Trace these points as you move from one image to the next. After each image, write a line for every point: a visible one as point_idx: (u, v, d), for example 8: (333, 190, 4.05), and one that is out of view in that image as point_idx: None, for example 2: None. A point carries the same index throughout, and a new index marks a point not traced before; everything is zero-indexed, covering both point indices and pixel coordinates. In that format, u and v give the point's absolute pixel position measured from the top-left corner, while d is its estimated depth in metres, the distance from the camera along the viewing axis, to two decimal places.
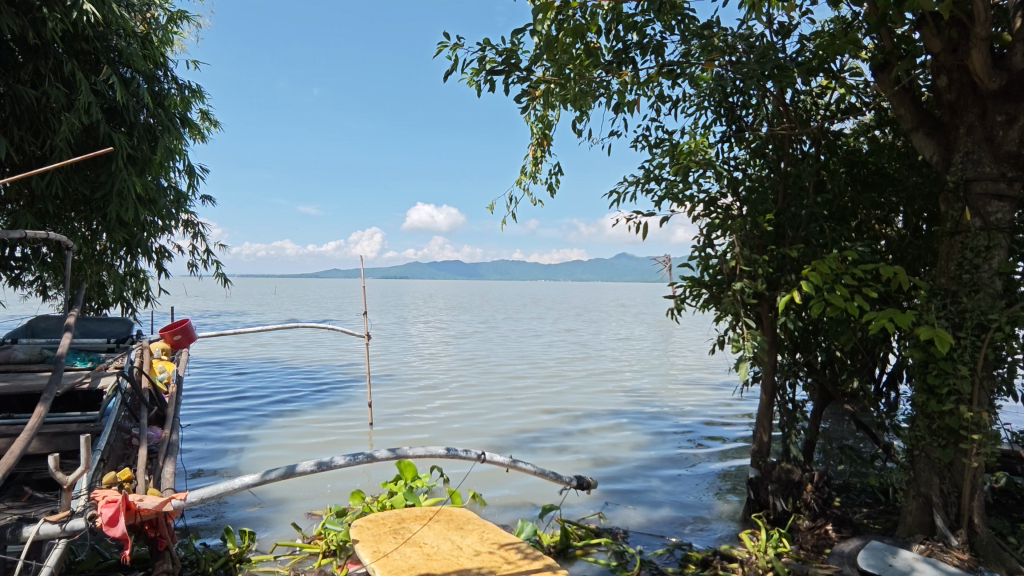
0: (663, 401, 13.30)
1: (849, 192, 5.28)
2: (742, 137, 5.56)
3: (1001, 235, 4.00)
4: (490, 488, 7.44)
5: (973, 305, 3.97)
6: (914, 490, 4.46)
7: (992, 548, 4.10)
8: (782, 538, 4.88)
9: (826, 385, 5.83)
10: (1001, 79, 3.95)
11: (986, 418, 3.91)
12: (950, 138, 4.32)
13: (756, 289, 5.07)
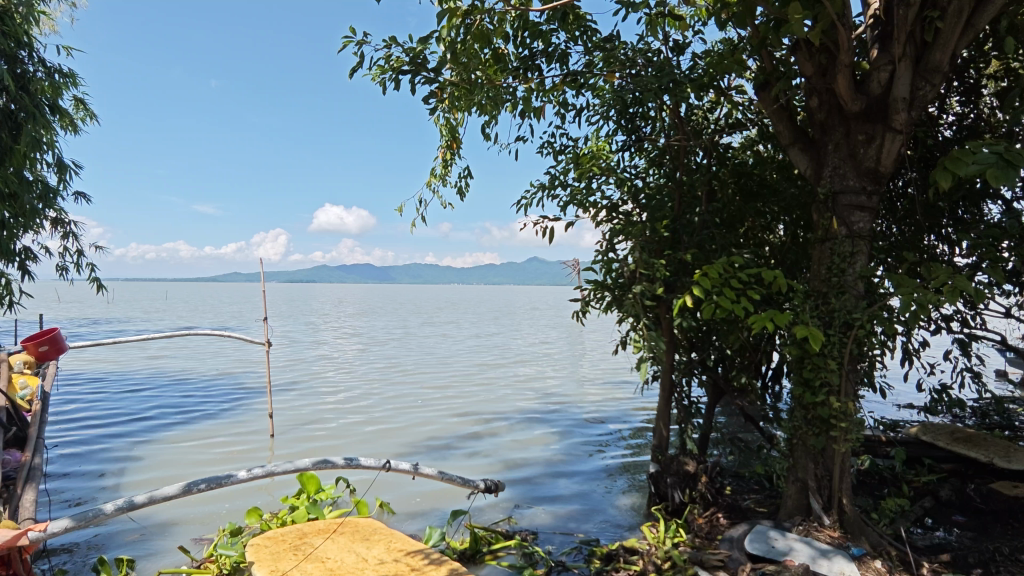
0: (572, 402, 13.65)
1: (736, 201, 5.69)
2: (641, 147, 5.91)
3: (862, 242, 4.47)
4: (398, 497, 7.26)
5: (841, 305, 4.40)
6: (793, 476, 4.84)
7: (857, 524, 4.55)
8: (679, 528, 5.13)
9: (718, 381, 6.21)
10: (862, 102, 4.39)
11: (852, 407, 4.38)
12: (821, 153, 4.75)
13: (654, 291, 5.33)
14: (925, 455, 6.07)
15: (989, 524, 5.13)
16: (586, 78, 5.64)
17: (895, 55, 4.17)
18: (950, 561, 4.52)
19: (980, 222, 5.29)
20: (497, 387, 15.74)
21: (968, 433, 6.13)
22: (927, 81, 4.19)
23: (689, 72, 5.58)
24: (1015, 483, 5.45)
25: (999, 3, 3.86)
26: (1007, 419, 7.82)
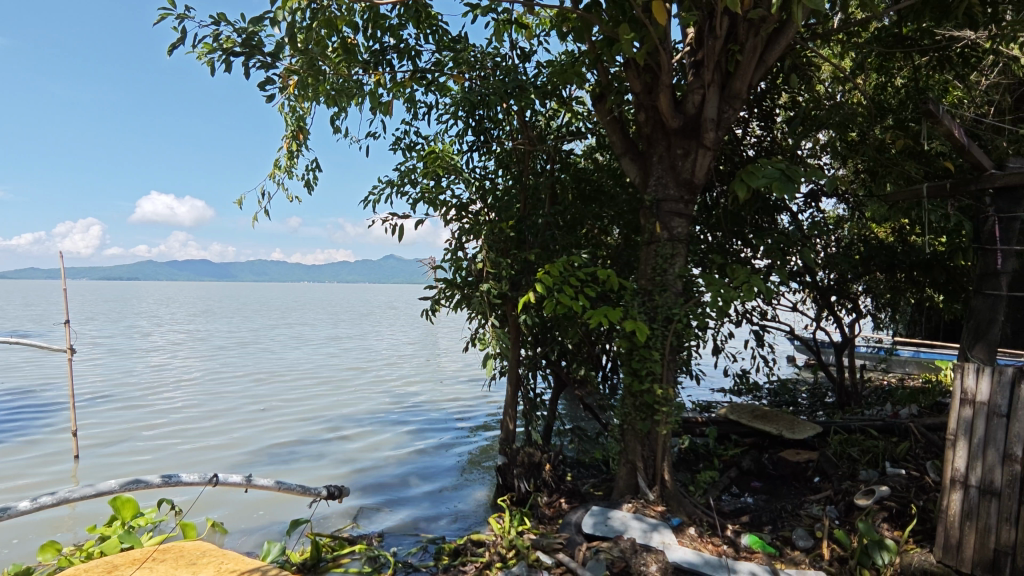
0: (428, 401, 13.60)
1: (575, 205, 6.07)
2: (489, 149, 6.06)
3: (680, 245, 4.99)
4: (233, 514, 6.70)
5: (663, 302, 4.88)
6: (624, 458, 5.26)
7: (676, 496, 5.09)
8: (524, 517, 5.35)
9: (561, 375, 6.55)
10: (680, 120, 4.91)
11: (671, 393, 4.90)
12: (647, 163, 5.24)
13: (500, 289, 5.57)
14: (732, 431, 6.92)
15: (778, 486, 6.02)
16: (435, 77, 5.65)
17: (706, 81, 4.72)
18: (748, 521, 5.24)
19: (772, 231, 6.17)
20: (350, 390, 15.19)
21: (764, 410, 7.09)
22: (731, 105, 4.78)
23: (534, 79, 5.83)
24: (798, 450, 6.40)
25: (784, 43, 4.57)
26: (794, 397, 9.22)
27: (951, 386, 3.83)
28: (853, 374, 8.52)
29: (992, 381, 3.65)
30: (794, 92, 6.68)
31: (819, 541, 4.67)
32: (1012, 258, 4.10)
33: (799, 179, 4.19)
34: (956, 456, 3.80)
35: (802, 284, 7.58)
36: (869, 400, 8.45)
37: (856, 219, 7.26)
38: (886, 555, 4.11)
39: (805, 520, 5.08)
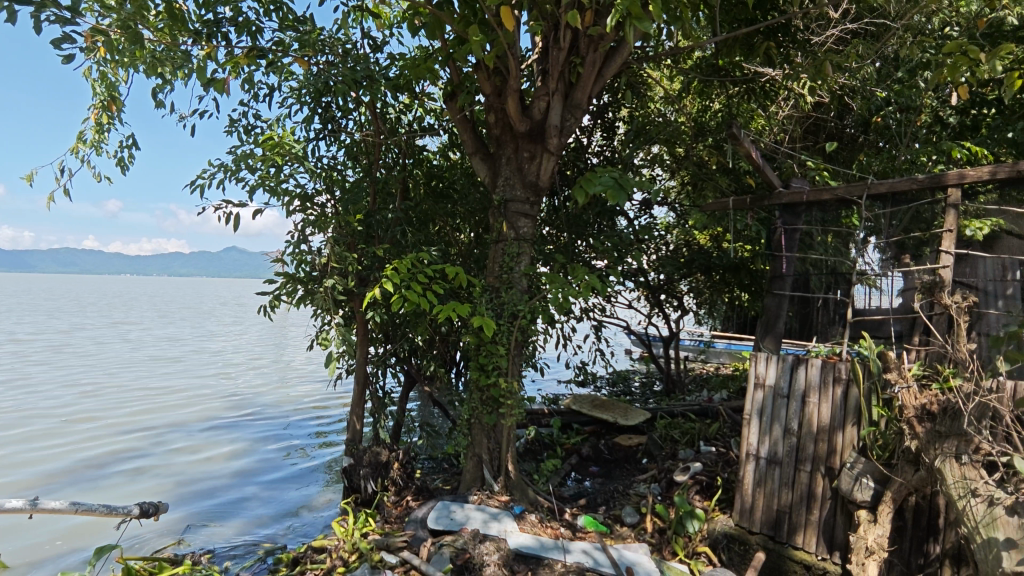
0: (270, 404, 12.70)
1: (427, 201, 6.08)
2: (337, 138, 5.81)
3: (526, 244, 5.21)
4: (18, 546, 5.69)
5: (509, 298, 5.07)
6: (471, 452, 5.38)
7: (519, 485, 5.31)
8: (369, 517, 5.23)
9: (411, 371, 6.52)
10: (527, 124, 5.10)
11: (515, 386, 5.11)
12: (496, 164, 5.39)
13: (346, 285, 5.39)
14: (573, 420, 7.33)
15: (612, 469, 6.55)
16: (277, 58, 5.27)
17: (551, 89, 4.92)
18: (584, 504, 5.65)
19: (609, 234, 6.68)
20: (179, 396, 13.70)
21: (602, 399, 7.61)
22: (573, 115, 5.05)
23: (384, 71, 5.69)
24: (630, 435, 6.97)
25: (619, 60, 4.91)
26: (629, 387, 10.08)
27: (747, 372, 4.43)
28: (677, 364, 9.48)
29: (776, 366, 4.29)
30: (632, 108, 7.25)
31: (643, 516, 5.16)
32: (793, 263, 4.86)
33: (630, 187, 4.57)
34: (750, 432, 4.40)
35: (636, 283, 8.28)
36: (690, 387, 9.47)
37: (682, 226, 8.07)
38: (696, 522, 4.67)
39: (633, 498, 5.59)
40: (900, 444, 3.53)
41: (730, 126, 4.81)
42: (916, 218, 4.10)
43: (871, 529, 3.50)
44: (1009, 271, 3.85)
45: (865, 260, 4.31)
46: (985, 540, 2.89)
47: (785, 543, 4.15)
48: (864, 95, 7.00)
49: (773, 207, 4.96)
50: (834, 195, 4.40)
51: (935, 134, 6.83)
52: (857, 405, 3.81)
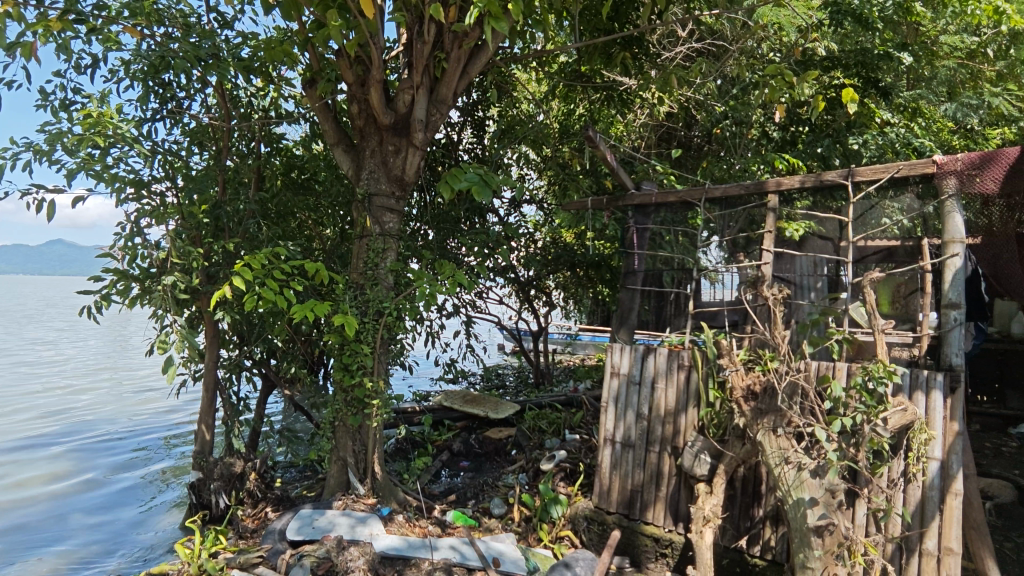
0: (106, 418, 11.28)
1: (286, 193, 5.75)
2: (178, 120, 5.26)
3: (392, 240, 5.09)
4: None
5: (374, 296, 4.93)
6: (335, 456, 5.16)
7: (387, 487, 5.19)
8: (220, 535, 4.82)
9: (269, 374, 6.11)
10: (392, 117, 4.97)
11: (381, 386, 4.96)
12: (359, 157, 5.20)
13: (189, 283, 4.91)
14: (444, 416, 7.29)
15: (482, 463, 6.63)
16: (101, 25, 4.63)
17: (416, 82, 4.83)
18: (454, 499, 5.71)
19: (476, 231, 6.77)
20: None
21: (474, 394, 7.68)
22: (438, 110, 4.98)
23: (232, 50, 5.17)
24: (499, 428, 7.10)
25: (484, 60, 4.90)
26: (501, 381, 10.29)
27: (604, 362, 4.73)
28: (545, 357, 9.83)
29: (629, 355, 4.62)
30: (500, 107, 7.34)
31: (510, 507, 5.30)
32: (644, 260, 5.20)
33: (495, 185, 4.63)
34: (607, 417, 4.70)
35: (506, 279, 8.44)
36: (558, 378, 9.87)
37: (550, 225, 8.36)
38: (559, 508, 4.90)
39: (502, 490, 5.72)
40: (731, 422, 3.93)
41: (586, 130, 5.02)
42: (745, 220, 4.64)
43: (708, 500, 3.86)
44: (818, 267, 4.36)
45: (710, 259, 4.73)
46: (795, 500, 3.32)
47: (638, 519, 4.49)
48: (707, 107, 7.73)
49: (627, 207, 5.28)
50: (677, 199, 4.82)
51: (763, 146, 7.71)
52: (696, 388, 4.20)
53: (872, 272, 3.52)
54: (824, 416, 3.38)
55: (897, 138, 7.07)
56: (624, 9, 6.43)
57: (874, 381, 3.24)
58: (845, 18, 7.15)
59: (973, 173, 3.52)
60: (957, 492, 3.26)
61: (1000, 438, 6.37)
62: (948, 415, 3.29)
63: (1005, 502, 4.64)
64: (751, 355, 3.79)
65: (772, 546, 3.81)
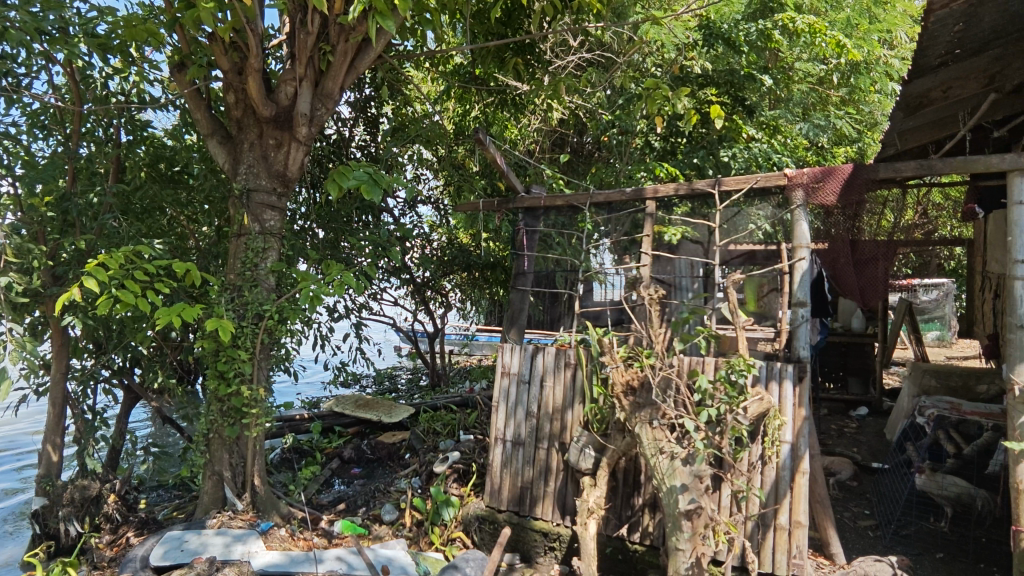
0: None
1: (152, 185, 5.20)
2: (16, 99, 4.64)
3: (274, 239, 4.81)
4: None
5: (253, 298, 4.64)
6: (209, 471, 4.80)
7: (269, 500, 4.90)
8: (69, 566, 4.32)
9: (133, 386, 5.57)
10: (273, 109, 4.70)
11: (261, 394, 4.65)
12: (236, 149, 4.86)
13: (30, 285, 4.35)
14: (335, 423, 6.99)
15: (375, 469, 6.42)
16: None
17: (298, 74, 4.61)
18: (343, 509, 5.56)
19: (366, 230, 6.53)
20: None
21: (366, 398, 7.44)
22: (324, 105, 4.76)
23: (83, 26, 4.61)
24: (393, 432, 6.93)
25: (373, 55, 4.74)
26: (396, 384, 10.07)
27: (495, 362, 4.78)
28: (441, 357, 9.74)
29: (520, 355, 4.71)
30: (394, 105, 7.19)
31: (402, 512, 5.21)
32: (533, 262, 5.36)
33: (384, 184, 4.50)
34: (498, 417, 4.76)
35: (401, 280, 8.26)
36: (454, 379, 9.82)
37: (446, 225, 8.31)
38: (451, 510, 4.90)
39: (394, 495, 5.61)
40: (612, 416, 4.09)
41: (476, 131, 5.23)
42: (627, 223, 4.87)
43: (592, 493, 4.02)
44: (695, 269, 4.63)
45: (601, 263, 4.96)
46: (668, 488, 3.55)
47: (528, 515, 4.59)
48: (596, 115, 8.06)
49: (517, 210, 5.42)
50: (564, 203, 5.04)
51: (646, 155, 8.18)
52: (582, 385, 4.36)
53: (733, 274, 3.90)
54: (692, 407, 3.65)
55: (760, 153, 7.71)
56: (516, 14, 6.55)
57: (735, 374, 3.53)
58: (716, 41, 7.78)
59: (815, 185, 4.00)
60: (804, 470, 3.63)
61: (844, 421, 7.21)
62: (797, 402, 3.67)
63: (846, 477, 5.26)
64: (631, 352, 3.98)
65: (649, 531, 4.05)
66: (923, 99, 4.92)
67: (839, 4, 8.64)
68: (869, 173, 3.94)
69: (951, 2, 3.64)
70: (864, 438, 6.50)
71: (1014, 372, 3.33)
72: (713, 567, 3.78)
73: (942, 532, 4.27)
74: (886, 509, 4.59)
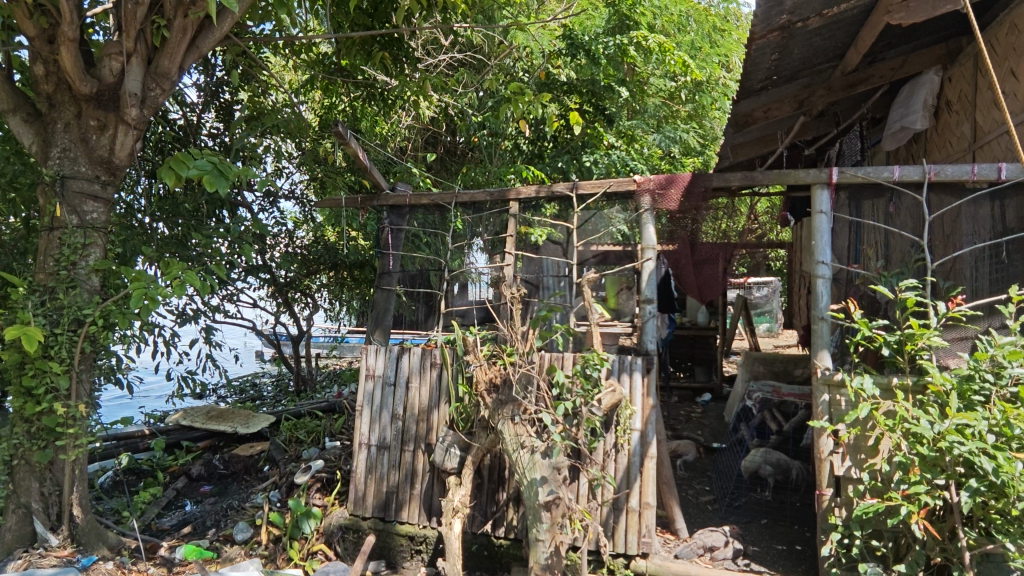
0: None
1: None
2: None
3: (97, 234, 4.23)
4: None
5: (71, 301, 4.06)
6: (14, 503, 4.13)
7: (94, 530, 4.32)
8: None
9: None
10: (93, 85, 4.13)
11: (80, 411, 4.08)
12: (46, 129, 4.22)
13: None
14: (182, 438, 6.30)
15: (228, 485, 5.86)
16: None
17: (125, 48, 4.09)
18: (189, 532, 5.06)
19: (216, 225, 6.02)
20: None
21: (221, 409, 6.81)
22: (158, 85, 4.27)
23: None
24: (250, 443, 6.42)
25: (216, 36, 4.34)
26: (257, 392, 9.38)
27: (358, 365, 4.64)
28: (307, 361, 9.20)
29: (384, 357, 4.61)
30: (249, 92, 6.61)
31: (257, 529, 4.86)
32: (399, 261, 5.21)
33: (231, 175, 4.08)
34: (362, 421, 4.61)
35: (260, 279, 7.64)
36: (321, 383, 9.33)
37: (311, 222, 7.88)
38: (313, 522, 4.60)
39: (248, 512, 5.20)
40: (476, 414, 4.13)
41: (334, 125, 4.96)
42: (489, 222, 4.94)
43: (457, 491, 4.02)
44: (561, 269, 4.71)
45: (475, 264, 4.96)
46: (529, 482, 3.65)
47: (393, 520, 4.48)
48: (466, 116, 8.09)
49: (382, 207, 5.25)
50: (431, 201, 5.01)
51: (515, 157, 8.49)
52: (447, 384, 4.36)
53: (588, 273, 4.14)
54: (551, 401, 3.80)
55: (618, 160, 8.25)
56: (381, 7, 6.33)
57: (589, 368, 3.75)
58: (577, 52, 8.26)
59: (660, 191, 4.42)
60: (651, 455, 3.92)
61: (690, 406, 7.93)
62: (645, 392, 3.95)
63: (691, 458, 5.77)
64: (494, 350, 4.06)
65: (513, 525, 4.15)
66: (748, 118, 5.44)
67: (685, 27, 9.43)
68: (706, 181, 4.37)
69: (768, 33, 4.04)
70: (708, 422, 7.17)
71: (817, 357, 3.87)
72: (572, 553, 3.95)
73: (766, 500, 4.80)
74: (722, 485, 5.08)
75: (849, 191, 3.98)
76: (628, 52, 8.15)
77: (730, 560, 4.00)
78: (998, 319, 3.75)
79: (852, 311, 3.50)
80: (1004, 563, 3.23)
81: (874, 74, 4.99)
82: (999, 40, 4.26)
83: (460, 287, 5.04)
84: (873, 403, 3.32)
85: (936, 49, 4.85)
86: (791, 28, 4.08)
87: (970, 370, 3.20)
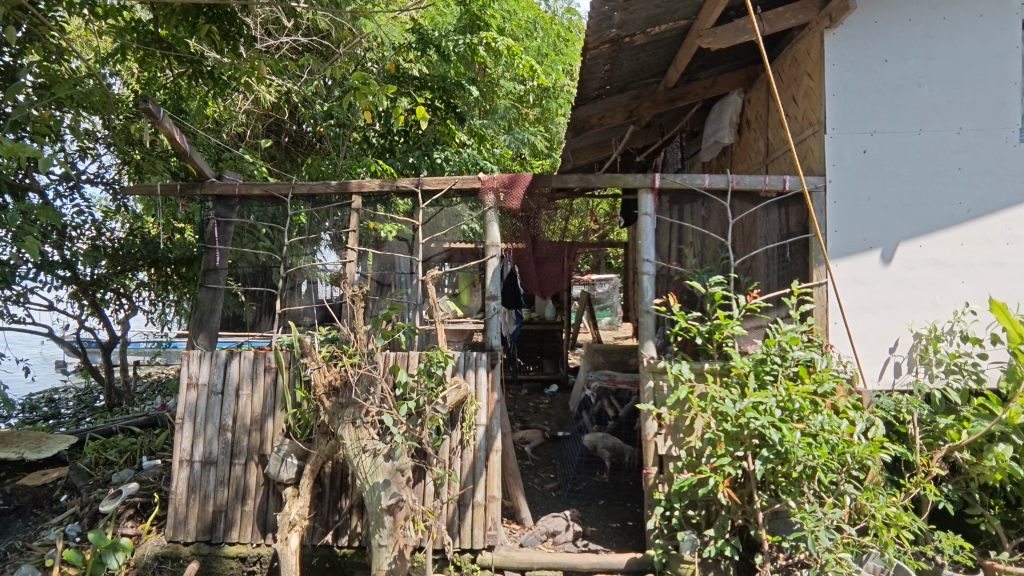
0: None
1: None
2: None
3: None
4: None
5: None
6: None
7: None
8: None
9: None
10: None
11: None
12: None
13: None
14: None
15: (10, 523, 4.91)
16: None
17: None
18: None
19: None
20: None
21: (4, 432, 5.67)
22: None
23: None
24: (42, 470, 5.42)
25: None
26: (53, 409, 7.95)
27: (178, 373, 4.15)
28: (121, 371, 7.99)
29: (209, 364, 4.18)
30: (36, 55, 5.54)
31: (47, 571, 4.14)
32: (227, 257, 4.73)
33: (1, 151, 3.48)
34: (181, 436, 4.13)
35: (57, 277, 6.42)
36: (140, 395, 8.14)
37: (126, 210, 6.85)
38: (120, 556, 3.92)
39: (35, 552, 4.41)
40: (315, 420, 3.90)
41: (142, 102, 4.20)
42: (334, 216, 4.67)
43: (294, 503, 3.76)
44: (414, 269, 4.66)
45: (323, 260, 4.70)
46: (371, 486, 3.53)
47: (220, 542, 4.08)
48: (310, 104, 7.60)
49: (207, 197, 4.75)
50: (263, 192, 4.62)
51: (364, 150, 8.13)
52: (283, 390, 4.06)
53: (433, 271, 4.12)
54: (394, 402, 3.72)
55: (469, 158, 8.35)
56: None
57: (434, 366, 3.71)
58: (427, 47, 8.06)
59: (504, 190, 4.48)
60: (496, 448, 4.00)
61: (538, 398, 8.24)
62: (489, 387, 4.02)
63: (537, 447, 6.00)
64: (335, 352, 3.87)
65: (358, 532, 3.99)
66: (584, 123, 5.77)
67: (532, 34, 9.76)
68: (546, 181, 4.53)
69: (600, 44, 4.32)
70: (555, 412, 7.50)
71: (643, 347, 4.25)
72: (417, 554, 3.90)
73: (604, 482, 5.15)
74: (565, 471, 5.36)
75: (670, 196, 4.40)
76: (478, 52, 8.08)
77: (570, 543, 4.21)
78: (784, 310, 4.38)
79: (672, 304, 3.88)
80: (787, 519, 3.81)
81: (690, 91, 5.53)
82: (784, 70, 4.97)
83: (308, 285, 4.74)
84: (688, 387, 3.69)
85: (738, 73, 5.52)
86: (621, 42, 4.40)
87: (763, 354, 3.69)
